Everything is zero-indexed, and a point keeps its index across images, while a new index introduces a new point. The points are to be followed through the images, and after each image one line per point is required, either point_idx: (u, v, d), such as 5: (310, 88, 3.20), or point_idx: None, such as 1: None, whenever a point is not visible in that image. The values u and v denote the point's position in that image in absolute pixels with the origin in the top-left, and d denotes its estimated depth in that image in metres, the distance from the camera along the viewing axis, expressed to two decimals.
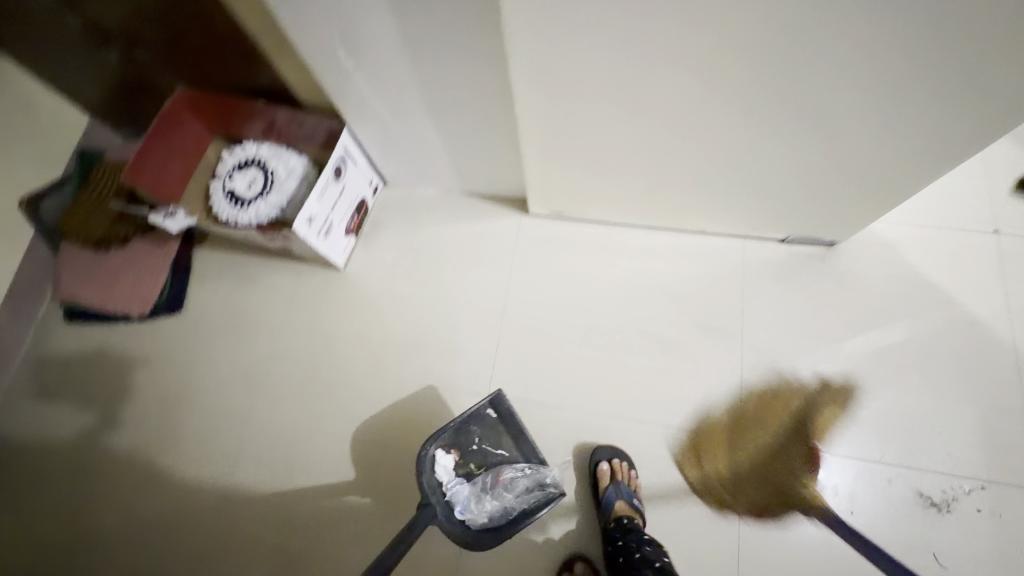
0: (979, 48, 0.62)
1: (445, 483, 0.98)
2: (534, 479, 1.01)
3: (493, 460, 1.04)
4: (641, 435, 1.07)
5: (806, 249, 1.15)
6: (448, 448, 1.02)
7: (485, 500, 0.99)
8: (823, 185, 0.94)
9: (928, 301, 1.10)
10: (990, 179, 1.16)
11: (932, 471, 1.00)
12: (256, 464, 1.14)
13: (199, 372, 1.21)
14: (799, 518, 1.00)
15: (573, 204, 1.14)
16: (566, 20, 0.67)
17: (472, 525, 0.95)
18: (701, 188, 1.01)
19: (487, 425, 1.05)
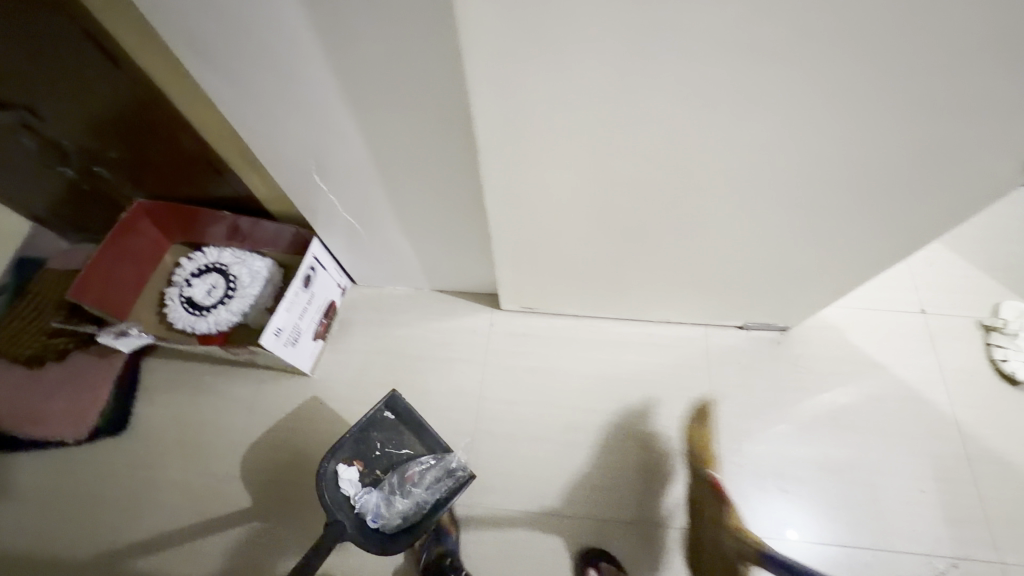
0: (896, 181, 0.72)
1: (353, 495, 1.01)
2: (441, 470, 1.04)
3: (399, 461, 1.06)
4: (628, 537, 1.04)
5: (762, 334, 1.23)
6: (349, 461, 1.03)
7: (396, 501, 1.02)
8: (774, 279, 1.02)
9: (876, 377, 1.18)
10: (912, 263, 1.30)
11: (908, 554, 1.03)
12: (161, 503, 1.08)
13: (142, 501, 1.09)
14: None
15: (545, 301, 1.18)
16: (540, 158, 0.73)
17: (387, 529, 0.98)
18: (665, 284, 1.08)
19: (386, 425, 1.07)
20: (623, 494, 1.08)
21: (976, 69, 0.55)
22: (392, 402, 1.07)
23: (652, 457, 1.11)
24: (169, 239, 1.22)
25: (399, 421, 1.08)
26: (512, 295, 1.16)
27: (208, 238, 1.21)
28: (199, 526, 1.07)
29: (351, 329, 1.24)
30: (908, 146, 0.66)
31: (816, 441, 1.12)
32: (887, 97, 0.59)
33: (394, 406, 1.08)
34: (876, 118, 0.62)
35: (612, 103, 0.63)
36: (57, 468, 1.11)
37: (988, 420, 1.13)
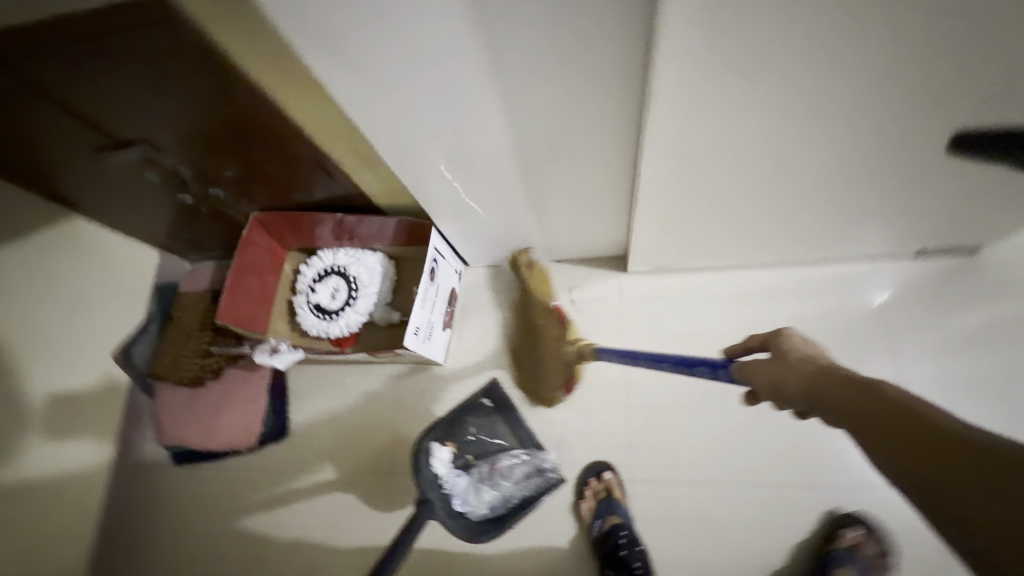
0: None
1: (444, 476, 1.01)
2: (532, 468, 1.06)
3: (490, 450, 1.09)
4: (812, 503, 0.95)
5: (945, 260, 1.05)
6: (442, 441, 1.05)
7: (484, 490, 1.05)
8: (988, 197, 0.83)
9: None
10: None
11: None
12: (299, 478, 1.16)
13: (285, 478, 1.17)
14: None
15: (680, 257, 1.07)
16: (712, 104, 0.60)
17: (473, 516, 1.03)
18: (833, 222, 0.92)
19: (484, 414, 1.12)
20: (802, 459, 0.98)
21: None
22: (490, 392, 1.13)
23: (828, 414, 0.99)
24: (285, 247, 1.22)
25: (494, 411, 1.12)
26: (645, 255, 1.06)
27: (321, 241, 1.20)
28: (348, 511, 1.11)
29: (475, 314, 1.21)
30: None
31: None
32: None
33: (490, 396, 1.13)
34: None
35: (826, 22, 0.49)
36: (233, 476, 1.20)
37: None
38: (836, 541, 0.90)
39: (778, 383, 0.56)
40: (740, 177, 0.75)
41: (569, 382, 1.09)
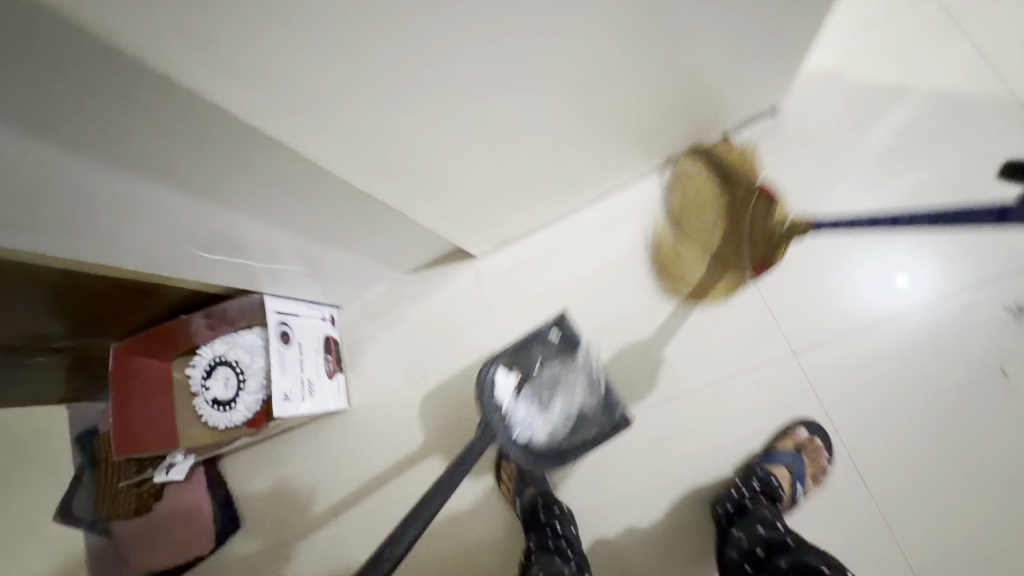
0: None
1: (507, 409, 0.93)
2: (596, 396, 0.97)
3: (557, 379, 0.98)
4: (694, 408, 0.97)
5: (750, 131, 1.04)
6: (508, 367, 0.97)
7: (546, 415, 0.95)
8: (737, 66, 0.82)
9: (903, 104, 0.98)
10: None
11: (1006, 278, 0.86)
12: (265, 550, 1.25)
13: (254, 555, 1.26)
14: (888, 399, 0.89)
15: (512, 225, 1.08)
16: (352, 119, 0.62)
17: (535, 444, 0.93)
18: (616, 143, 0.91)
19: (551, 344, 0.99)
20: (680, 367, 1.00)
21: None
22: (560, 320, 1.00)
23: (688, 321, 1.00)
24: (172, 356, 1.22)
25: (563, 342, 1.00)
26: (476, 237, 1.07)
27: (198, 339, 1.20)
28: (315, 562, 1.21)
29: (363, 348, 1.24)
30: None
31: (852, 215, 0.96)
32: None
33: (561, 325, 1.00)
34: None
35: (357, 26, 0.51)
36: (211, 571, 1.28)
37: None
38: (786, 440, 0.90)
39: None
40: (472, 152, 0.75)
41: (765, 264, 0.98)
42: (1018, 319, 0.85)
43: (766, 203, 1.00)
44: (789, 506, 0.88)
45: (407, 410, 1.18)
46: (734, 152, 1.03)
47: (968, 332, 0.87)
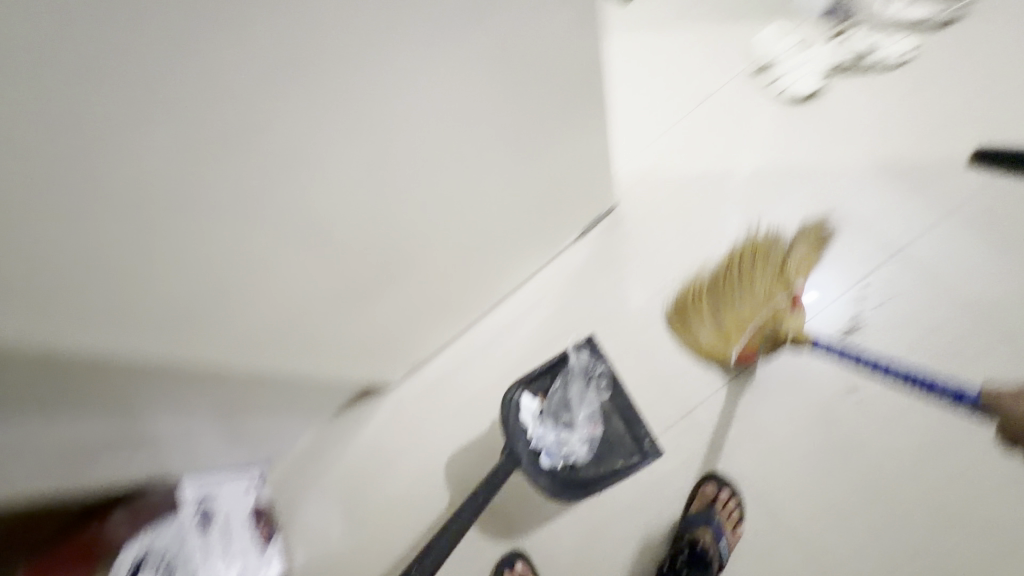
0: (495, 93, 0.63)
1: (536, 435, 1.00)
2: (621, 422, 1.04)
3: (585, 405, 1.05)
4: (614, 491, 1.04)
5: (598, 230, 1.17)
6: (535, 393, 1.04)
7: (574, 440, 1.02)
8: (560, 190, 0.95)
9: (713, 179, 1.13)
10: (686, 57, 1.20)
11: (826, 307, 1.02)
12: None
13: None
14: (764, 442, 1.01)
15: (414, 353, 1.13)
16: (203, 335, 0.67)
17: (558, 468, 1.00)
18: (488, 268, 1.01)
19: (578, 373, 1.05)
20: None
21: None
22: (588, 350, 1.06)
23: None
24: None
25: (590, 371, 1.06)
26: (380, 374, 1.11)
27: None
28: None
29: (298, 505, 1.22)
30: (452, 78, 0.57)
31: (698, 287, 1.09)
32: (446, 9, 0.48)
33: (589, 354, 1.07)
34: (461, 30, 0.51)
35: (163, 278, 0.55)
36: None
37: (830, 139, 1.09)
38: (698, 501, 0.98)
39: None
40: (346, 312, 0.82)
41: (750, 356, 1.01)
42: (846, 335, 1.00)
43: (785, 301, 1.01)
44: (721, 562, 0.94)
45: (353, 558, 1.17)
46: (777, 246, 1.06)
47: (811, 356, 1.02)
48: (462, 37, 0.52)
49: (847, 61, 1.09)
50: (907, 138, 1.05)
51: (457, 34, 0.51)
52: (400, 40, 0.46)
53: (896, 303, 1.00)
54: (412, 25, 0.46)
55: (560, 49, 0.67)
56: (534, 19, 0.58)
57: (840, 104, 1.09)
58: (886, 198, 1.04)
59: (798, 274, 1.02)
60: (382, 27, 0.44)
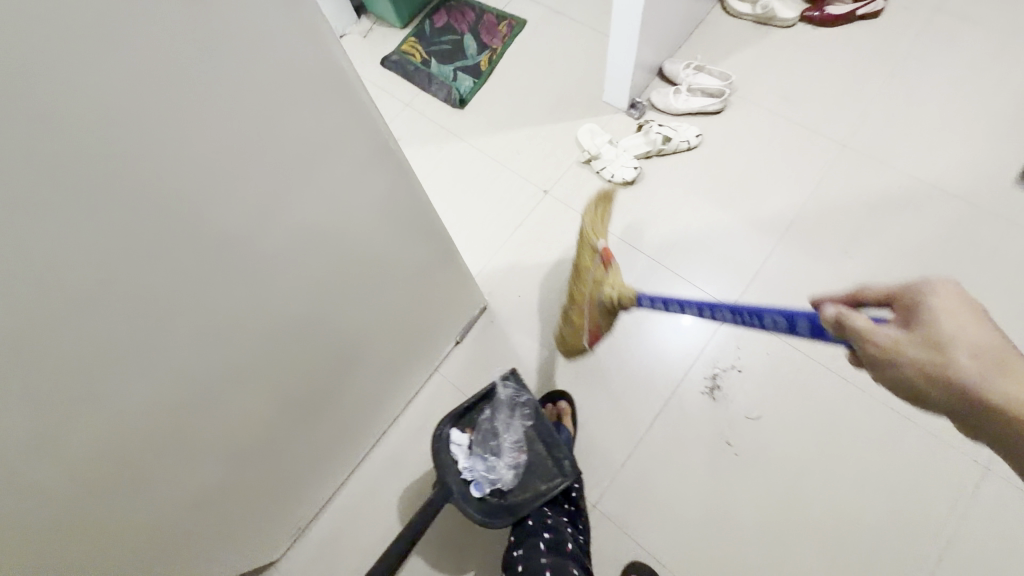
0: (315, 257, 0.60)
1: (461, 467, 0.92)
2: (547, 447, 0.97)
3: (508, 434, 0.98)
4: None
5: (473, 332, 1.16)
6: (464, 426, 0.97)
7: (500, 468, 0.94)
8: (419, 308, 0.93)
9: (567, 264, 1.19)
10: (519, 159, 1.31)
11: (688, 368, 1.06)
12: None
13: None
14: (684, 515, 0.96)
15: (295, 513, 0.99)
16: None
17: (488, 499, 0.92)
18: (358, 402, 0.94)
19: (502, 401, 0.99)
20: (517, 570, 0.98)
21: (240, 118, 0.42)
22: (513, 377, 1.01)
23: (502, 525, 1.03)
24: None
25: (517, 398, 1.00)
26: (258, 548, 0.95)
27: None
28: None
29: None
30: (260, 257, 0.53)
31: (577, 369, 1.11)
32: (227, 209, 0.46)
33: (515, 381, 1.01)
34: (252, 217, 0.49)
35: None
36: None
37: (656, 214, 1.22)
38: None
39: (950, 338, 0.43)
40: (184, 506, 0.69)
41: (596, 334, 0.99)
42: (715, 399, 1.03)
43: (602, 265, 0.95)
44: None
45: None
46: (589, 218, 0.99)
47: (693, 413, 1.03)
48: (257, 225, 0.50)
49: (651, 149, 1.25)
50: (715, 205, 1.21)
51: (248, 225, 0.49)
52: (169, 246, 0.44)
53: (753, 360, 1.05)
54: (181, 229, 0.44)
55: (386, 204, 0.66)
56: (350, 187, 0.58)
57: (657, 184, 1.24)
58: (709, 259, 1.16)
59: (596, 233, 0.97)
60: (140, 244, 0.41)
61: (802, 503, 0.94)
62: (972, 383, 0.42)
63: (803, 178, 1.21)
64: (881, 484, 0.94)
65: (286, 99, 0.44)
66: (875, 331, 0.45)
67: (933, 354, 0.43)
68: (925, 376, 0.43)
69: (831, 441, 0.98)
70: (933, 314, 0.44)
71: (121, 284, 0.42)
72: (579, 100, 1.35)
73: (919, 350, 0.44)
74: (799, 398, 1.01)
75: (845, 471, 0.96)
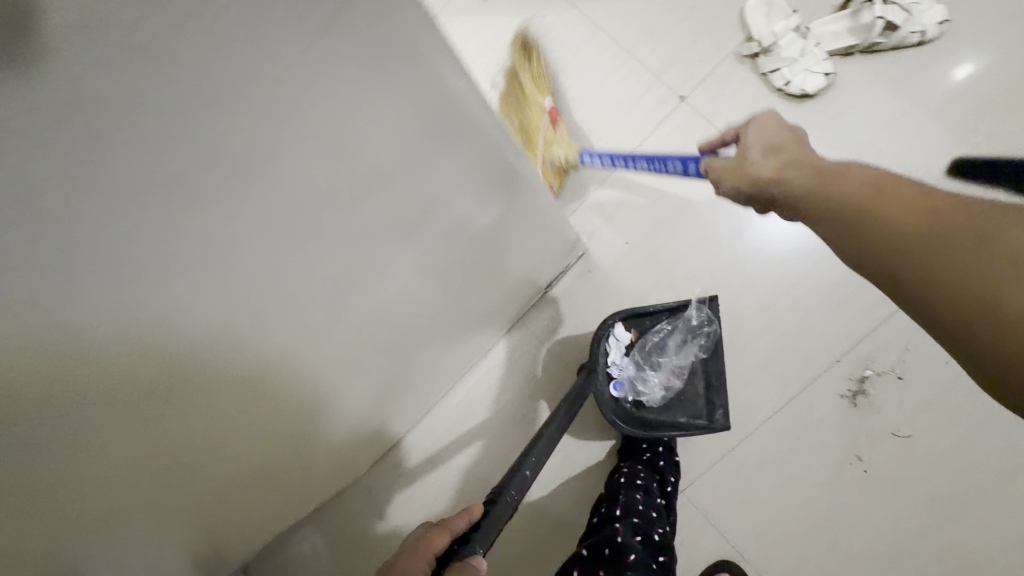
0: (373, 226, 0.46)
1: (611, 360, 0.87)
2: (705, 386, 0.87)
3: (674, 354, 0.88)
4: None
5: (564, 282, 0.97)
6: (631, 325, 0.89)
7: (651, 383, 0.87)
8: (500, 263, 0.74)
9: (695, 208, 0.93)
10: (650, 39, 0.93)
11: (830, 365, 0.86)
12: None
13: None
14: (787, 524, 0.86)
15: (366, 459, 0.92)
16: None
17: (624, 402, 0.87)
18: (434, 364, 0.83)
19: (683, 322, 0.88)
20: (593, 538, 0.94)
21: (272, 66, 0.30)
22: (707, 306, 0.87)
23: (580, 497, 0.95)
24: None
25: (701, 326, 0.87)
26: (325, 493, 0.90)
27: None
28: None
29: None
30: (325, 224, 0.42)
31: None
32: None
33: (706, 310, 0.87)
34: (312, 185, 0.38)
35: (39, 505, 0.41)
36: None
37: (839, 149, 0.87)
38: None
39: (744, 155, 0.49)
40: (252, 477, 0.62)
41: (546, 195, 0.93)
42: (855, 406, 0.85)
43: (549, 126, 0.90)
44: None
45: None
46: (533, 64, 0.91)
47: (826, 417, 0.86)
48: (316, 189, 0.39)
49: (855, 44, 0.85)
50: (934, 142, 0.84)
51: (245, 208, 0.35)
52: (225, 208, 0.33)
53: (914, 366, 0.84)
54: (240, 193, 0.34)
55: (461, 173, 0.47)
56: None
57: (849, 100, 0.86)
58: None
59: (541, 92, 0.89)
60: (78, 248, 0.28)
61: (931, 536, 0.82)
62: (764, 184, 0.47)
63: None
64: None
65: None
66: (710, 167, 0.53)
67: (729, 161, 0.51)
68: (735, 187, 0.49)
69: (989, 478, 0.82)
70: (741, 135, 0.52)
71: (60, 284, 0.29)
72: None
73: (732, 168, 0.50)
74: (964, 423, 0.83)
75: (994, 513, 0.81)
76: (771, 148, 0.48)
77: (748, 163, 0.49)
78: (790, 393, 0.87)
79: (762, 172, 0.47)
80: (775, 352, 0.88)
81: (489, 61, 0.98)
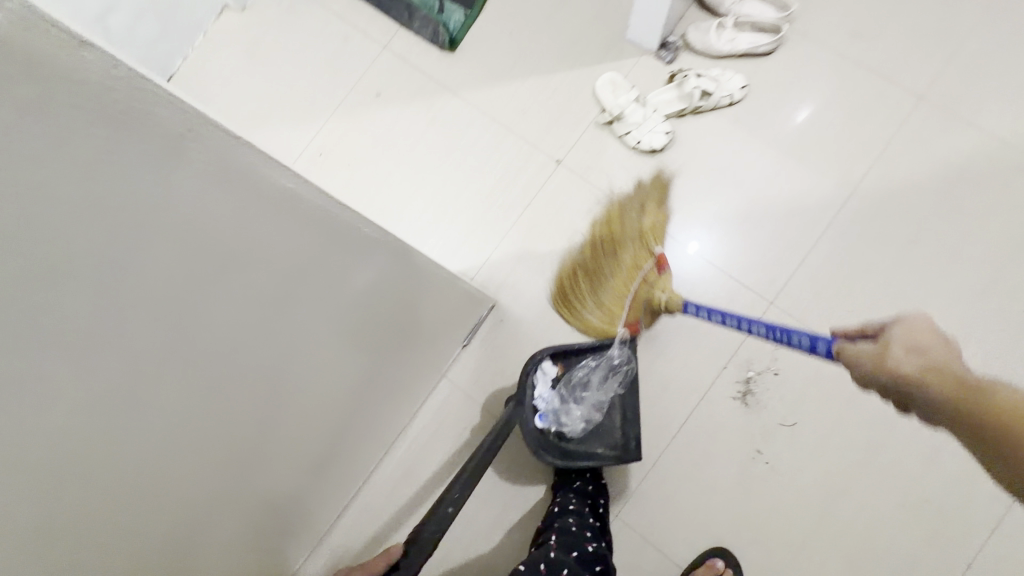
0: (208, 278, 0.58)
1: (537, 393, 0.92)
2: (622, 420, 0.94)
3: (598, 389, 0.93)
4: None
5: (481, 332, 1.05)
6: (558, 359, 0.94)
7: (574, 415, 0.92)
8: (411, 322, 0.81)
9: None
10: (525, 117, 1.09)
11: (719, 372, 0.98)
12: None
13: None
14: (709, 525, 0.93)
15: (304, 540, 0.91)
16: None
17: (546, 432, 0.92)
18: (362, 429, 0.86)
19: (606, 359, 0.93)
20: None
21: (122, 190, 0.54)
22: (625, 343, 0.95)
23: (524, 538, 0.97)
24: None
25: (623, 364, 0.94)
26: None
27: None
28: None
29: None
30: None
31: None
32: (104, 325, 0.34)
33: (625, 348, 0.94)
34: None
35: None
36: None
37: (688, 191, 1.04)
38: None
39: (884, 353, 0.52)
40: None
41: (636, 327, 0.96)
42: (747, 405, 0.97)
43: (656, 270, 0.96)
44: None
45: None
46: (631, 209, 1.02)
47: (724, 420, 0.96)
48: None
49: (684, 106, 1.04)
50: (759, 178, 1.04)
51: None
52: None
53: (786, 363, 0.97)
54: None
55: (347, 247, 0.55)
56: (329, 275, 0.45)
57: (689, 151, 1.05)
58: (750, 245, 1.03)
59: (657, 241, 0.99)
60: None
61: (829, 510, 0.93)
62: (904, 380, 0.50)
63: (870, 146, 1.03)
64: (904, 490, 0.93)
65: (138, 150, 0.32)
66: (850, 354, 0.56)
67: (871, 351, 0.54)
68: (875, 380, 0.53)
69: (864, 449, 0.94)
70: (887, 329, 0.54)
71: None
72: (598, 40, 1.09)
73: (871, 361, 0.53)
74: (836, 406, 0.96)
75: (873, 480, 0.93)
76: (920, 352, 0.50)
77: (889, 362, 0.52)
78: (691, 403, 0.98)
79: (906, 373, 0.50)
80: (673, 368, 0.99)
81: (389, 145, 1.10)
